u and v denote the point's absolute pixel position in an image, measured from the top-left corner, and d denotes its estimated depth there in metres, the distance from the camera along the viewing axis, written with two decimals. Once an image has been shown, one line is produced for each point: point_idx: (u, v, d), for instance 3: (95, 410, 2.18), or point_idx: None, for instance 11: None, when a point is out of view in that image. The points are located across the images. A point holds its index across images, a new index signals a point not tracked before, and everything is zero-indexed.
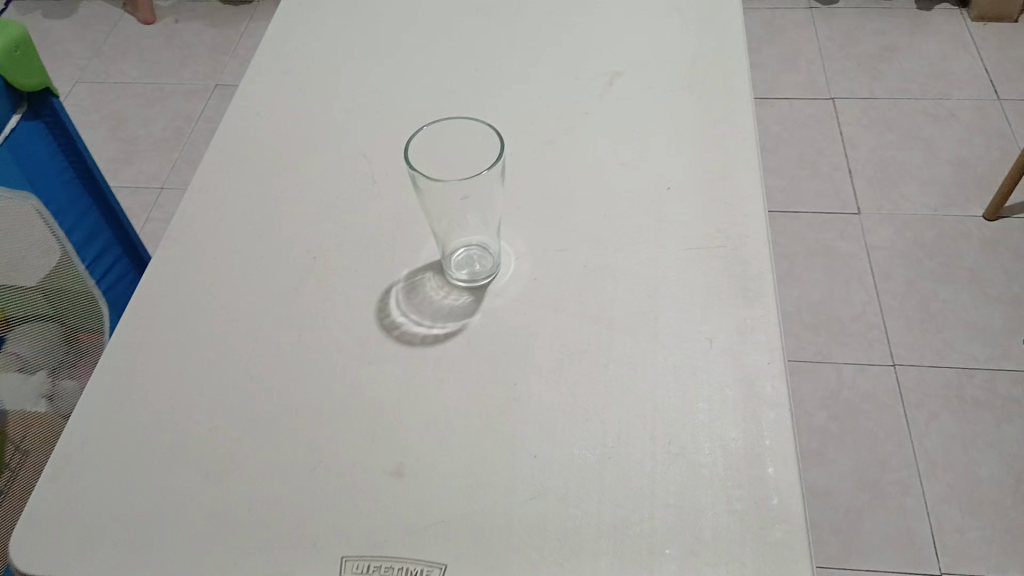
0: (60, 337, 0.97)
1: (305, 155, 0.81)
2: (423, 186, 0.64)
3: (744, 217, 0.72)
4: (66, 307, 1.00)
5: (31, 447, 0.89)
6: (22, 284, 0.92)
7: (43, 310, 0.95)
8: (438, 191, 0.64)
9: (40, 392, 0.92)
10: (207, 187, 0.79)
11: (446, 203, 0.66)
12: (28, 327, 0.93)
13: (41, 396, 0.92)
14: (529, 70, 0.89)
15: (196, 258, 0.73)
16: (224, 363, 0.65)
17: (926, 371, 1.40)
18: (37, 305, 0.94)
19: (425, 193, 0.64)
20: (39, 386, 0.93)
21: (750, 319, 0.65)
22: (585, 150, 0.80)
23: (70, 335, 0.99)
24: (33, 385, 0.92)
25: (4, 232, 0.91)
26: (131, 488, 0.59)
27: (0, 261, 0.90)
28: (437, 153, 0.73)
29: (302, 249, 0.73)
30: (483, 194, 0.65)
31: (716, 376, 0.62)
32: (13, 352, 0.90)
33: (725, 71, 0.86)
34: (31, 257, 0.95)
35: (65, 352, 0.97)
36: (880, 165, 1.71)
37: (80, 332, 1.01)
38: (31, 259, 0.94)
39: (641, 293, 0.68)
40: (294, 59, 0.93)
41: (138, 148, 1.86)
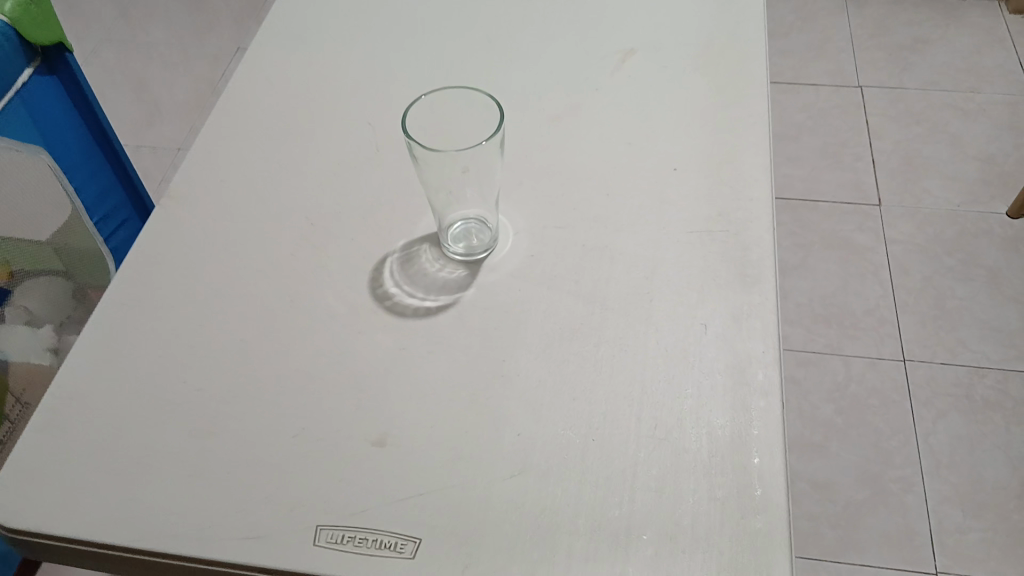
0: (69, 294, 0.98)
1: (311, 121, 0.81)
2: (420, 154, 0.62)
3: (748, 202, 0.71)
4: (79, 264, 1.01)
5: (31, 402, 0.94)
6: (33, 241, 0.94)
7: (54, 266, 0.97)
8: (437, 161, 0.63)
9: (44, 347, 0.95)
10: (211, 148, 0.79)
11: (443, 174, 0.65)
12: (36, 282, 0.95)
13: (47, 351, 0.95)
14: (540, 46, 0.88)
15: (195, 219, 0.73)
16: (217, 325, 0.65)
17: (936, 369, 1.38)
18: (46, 262, 0.96)
19: (422, 162, 0.63)
20: (44, 342, 0.95)
21: (746, 305, 0.64)
22: (592, 128, 0.79)
23: (80, 292, 1.00)
24: (39, 339, 0.95)
25: (20, 187, 0.92)
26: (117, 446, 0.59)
27: (13, 217, 0.91)
28: (437, 127, 0.72)
29: (301, 215, 0.73)
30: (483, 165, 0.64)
31: (707, 362, 0.61)
32: (22, 306, 0.93)
33: (740, 56, 0.85)
34: (46, 214, 0.95)
35: (75, 308, 0.99)
36: (904, 157, 1.68)
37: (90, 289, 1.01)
38: (45, 215, 0.95)
39: (637, 274, 0.67)
40: (308, 23, 0.92)
41: (159, 111, 1.87)
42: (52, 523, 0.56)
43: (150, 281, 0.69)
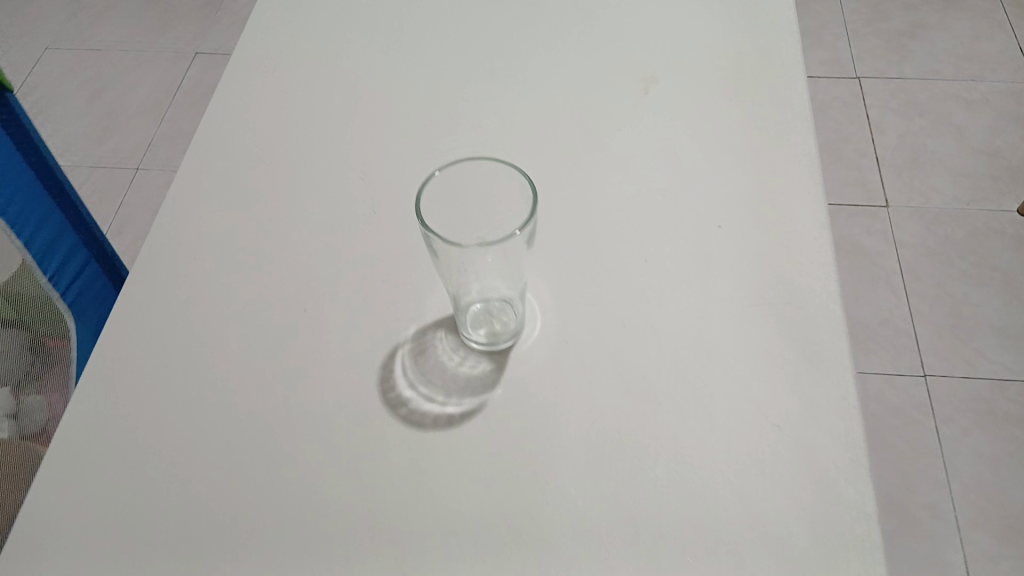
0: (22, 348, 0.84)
1: (293, 176, 0.71)
2: (439, 248, 0.51)
3: (806, 263, 0.61)
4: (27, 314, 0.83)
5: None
6: None
7: None
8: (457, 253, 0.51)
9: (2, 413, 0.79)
10: (184, 218, 0.69)
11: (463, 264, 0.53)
12: None
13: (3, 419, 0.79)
14: (550, 72, 0.77)
15: (174, 308, 0.63)
16: (204, 448, 0.56)
17: (957, 383, 1.30)
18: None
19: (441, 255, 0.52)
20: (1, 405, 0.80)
21: (822, 400, 0.55)
22: (616, 172, 0.68)
23: (34, 342, 0.86)
24: None
25: None
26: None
27: None
28: (451, 208, 0.58)
29: (290, 298, 0.63)
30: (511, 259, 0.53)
31: (785, 477, 0.53)
32: None
33: (778, 74, 0.74)
34: None
35: None
36: (908, 153, 1.60)
37: (48, 338, 0.88)
38: None
39: (689, 359, 0.57)
40: (286, 57, 0.82)
41: (115, 123, 1.72)
42: None
43: (124, 387, 0.60)
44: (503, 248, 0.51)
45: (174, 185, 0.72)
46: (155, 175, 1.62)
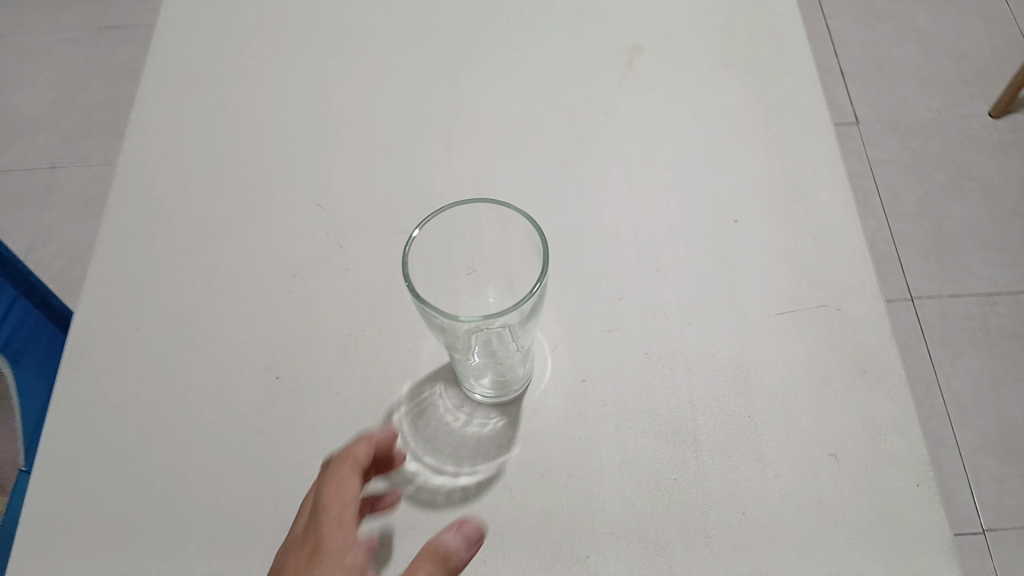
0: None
1: (240, 209, 0.61)
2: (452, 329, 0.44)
3: (840, 256, 0.55)
4: None
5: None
6: None
7: None
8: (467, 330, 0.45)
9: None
10: (116, 275, 0.59)
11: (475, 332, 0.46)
12: None
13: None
14: (518, 51, 0.67)
15: (117, 388, 0.54)
16: (181, 557, 0.48)
17: (947, 303, 1.26)
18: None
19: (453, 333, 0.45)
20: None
21: (880, 418, 0.49)
22: (613, 170, 0.60)
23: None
24: None
25: None
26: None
27: None
28: (437, 252, 0.50)
29: (260, 361, 0.54)
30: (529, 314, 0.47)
31: (853, 513, 0.47)
32: None
33: (776, 37, 0.66)
34: None
35: None
36: (874, 63, 1.53)
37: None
38: None
39: (728, 387, 0.51)
40: (208, 59, 0.70)
41: (12, 117, 1.51)
42: None
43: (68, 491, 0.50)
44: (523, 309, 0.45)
45: (99, 232, 0.61)
46: (72, 173, 1.44)
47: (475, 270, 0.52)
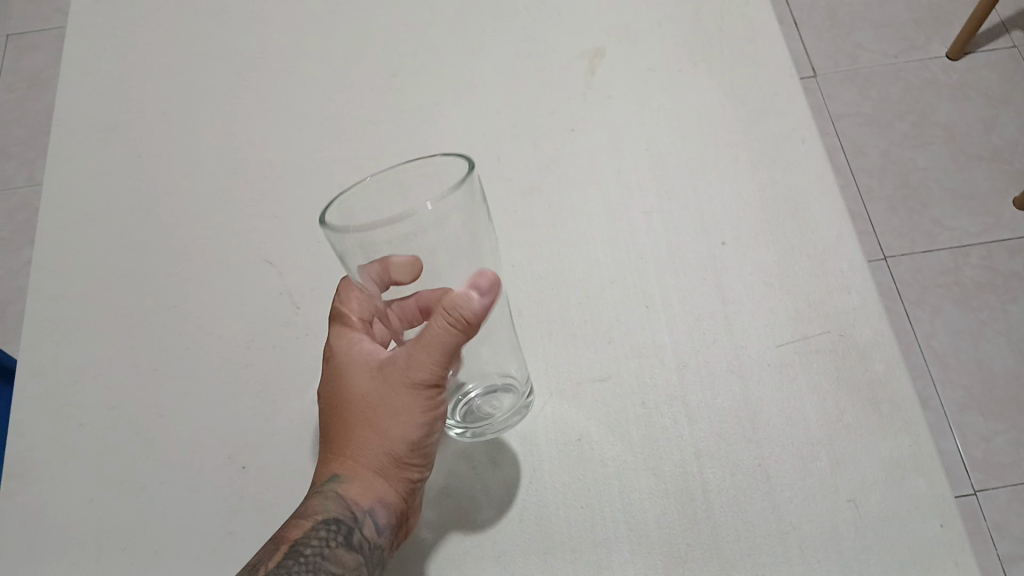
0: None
1: (177, 275, 0.55)
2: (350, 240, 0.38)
3: (838, 276, 0.51)
4: None
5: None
6: None
7: None
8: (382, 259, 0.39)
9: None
10: (42, 370, 0.53)
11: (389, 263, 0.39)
12: None
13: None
14: (469, 64, 0.62)
15: (54, 503, 0.48)
16: None
17: (919, 260, 1.26)
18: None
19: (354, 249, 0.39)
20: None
21: (901, 457, 0.45)
22: (587, 195, 0.56)
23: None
24: None
25: None
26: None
27: None
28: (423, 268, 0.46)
29: (217, 451, 0.49)
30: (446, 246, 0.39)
31: (884, 568, 0.43)
32: None
33: (744, 26, 0.61)
34: None
35: None
36: (827, 11, 1.50)
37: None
38: None
39: (735, 435, 0.47)
40: (122, 101, 0.63)
41: None
42: None
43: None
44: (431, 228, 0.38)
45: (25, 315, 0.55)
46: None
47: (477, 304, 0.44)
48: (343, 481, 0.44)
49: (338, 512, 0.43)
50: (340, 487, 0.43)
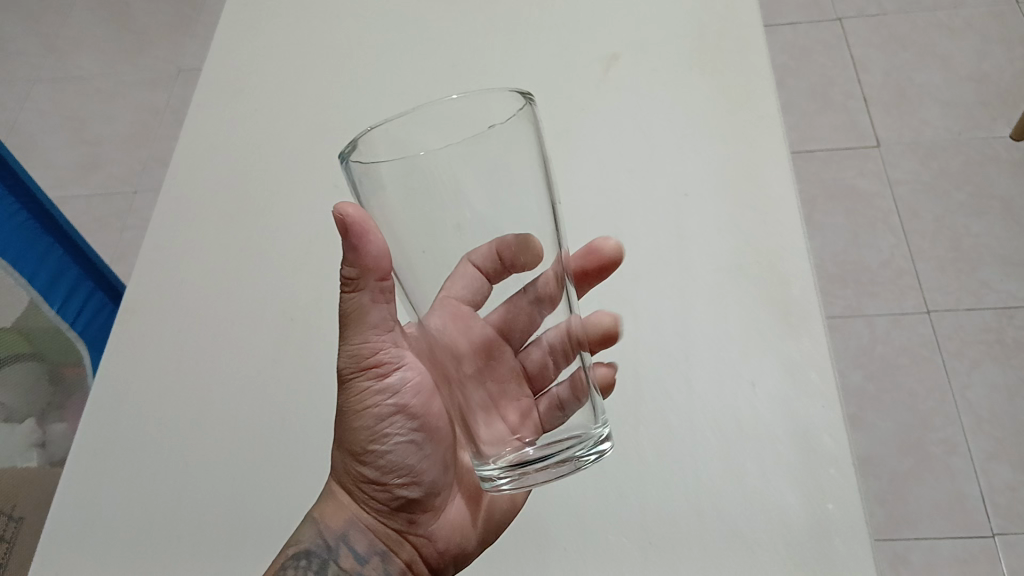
0: (44, 380, 0.95)
1: (269, 198, 0.74)
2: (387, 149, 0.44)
3: (777, 224, 0.62)
4: (53, 346, 0.98)
5: (27, 511, 0.87)
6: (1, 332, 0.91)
7: (21, 354, 0.93)
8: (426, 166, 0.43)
9: (32, 443, 0.91)
10: (168, 263, 0.73)
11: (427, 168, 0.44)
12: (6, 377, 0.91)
13: (33, 449, 0.91)
14: (512, 60, 0.78)
15: (157, 352, 0.68)
16: (203, 458, 0.63)
17: (962, 316, 1.31)
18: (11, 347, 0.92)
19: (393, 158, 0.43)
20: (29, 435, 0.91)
21: (797, 356, 0.56)
22: (586, 155, 0.70)
23: (54, 373, 0.97)
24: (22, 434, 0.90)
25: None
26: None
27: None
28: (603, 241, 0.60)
29: (277, 313, 0.68)
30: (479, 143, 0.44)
31: (765, 429, 0.54)
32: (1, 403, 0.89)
33: (739, 39, 0.74)
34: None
35: (50, 394, 0.95)
36: (896, 89, 1.60)
37: (64, 368, 0.98)
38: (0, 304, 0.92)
39: (668, 331, 0.59)
40: (248, 77, 0.84)
41: (107, 151, 1.72)
42: None
43: (128, 432, 0.65)
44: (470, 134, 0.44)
45: (158, 209, 0.76)
46: (151, 197, 1.63)
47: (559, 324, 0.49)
48: (317, 511, 0.58)
49: (309, 541, 0.56)
50: (315, 515, 0.58)
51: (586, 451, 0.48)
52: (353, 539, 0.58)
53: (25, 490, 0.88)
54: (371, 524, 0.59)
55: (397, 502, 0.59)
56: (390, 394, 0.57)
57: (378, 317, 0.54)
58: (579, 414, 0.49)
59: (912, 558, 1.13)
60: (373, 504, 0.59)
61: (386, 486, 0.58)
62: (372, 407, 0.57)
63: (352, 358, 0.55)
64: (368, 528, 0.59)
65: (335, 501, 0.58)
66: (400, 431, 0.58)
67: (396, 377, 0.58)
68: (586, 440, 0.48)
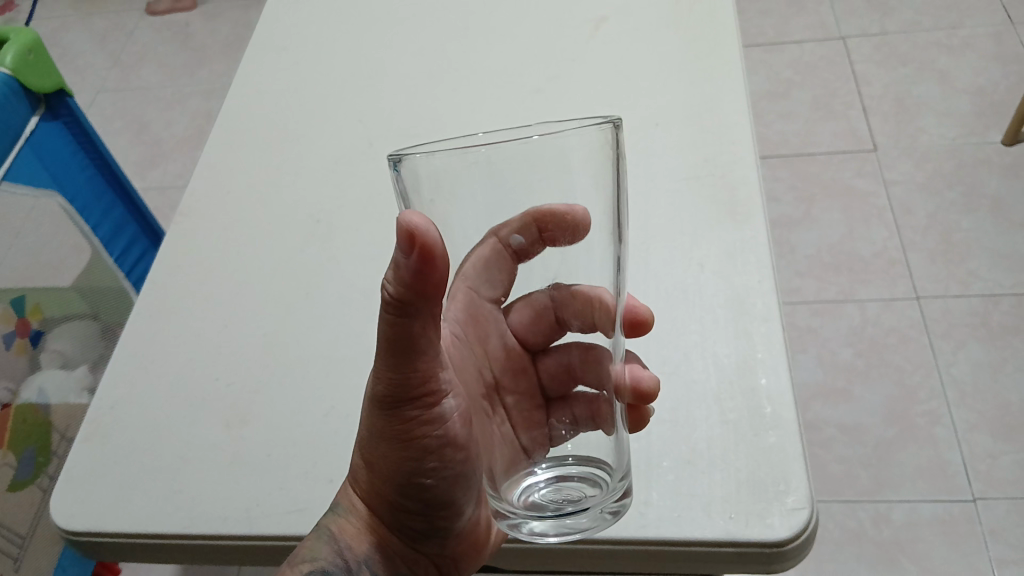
0: (99, 333, 1.07)
1: (301, 127, 0.85)
2: (434, 166, 0.45)
3: (731, 145, 0.72)
4: (104, 304, 1.10)
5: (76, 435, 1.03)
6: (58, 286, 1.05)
7: (80, 308, 1.07)
8: (467, 183, 0.45)
9: (82, 385, 1.04)
10: (214, 175, 0.82)
11: (467, 182, 0.45)
12: (63, 326, 1.05)
13: (84, 390, 1.04)
14: (515, 23, 0.90)
15: (203, 240, 0.77)
16: (238, 321, 0.70)
17: (951, 302, 1.39)
18: (72, 305, 1.06)
19: (439, 174, 0.45)
20: (81, 380, 1.04)
21: (739, 242, 0.65)
22: (573, 95, 0.81)
23: (108, 329, 1.09)
24: (75, 380, 1.03)
25: (54, 250, 1.05)
26: (182, 455, 0.63)
27: (56, 270, 1.05)
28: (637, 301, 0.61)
29: (305, 213, 0.77)
30: (521, 167, 0.45)
31: (708, 297, 0.62)
32: (55, 350, 1.03)
33: (710, 7, 0.85)
34: (68, 259, 1.07)
35: (105, 346, 1.07)
36: (895, 100, 1.70)
37: (118, 326, 1.10)
38: (68, 260, 1.07)
39: (633, 225, 0.69)
40: (289, 34, 0.95)
41: (163, 150, 1.89)
42: (112, 524, 0.60)
43: (168, 297, 0.73)
44: (513, 161, 0.45)
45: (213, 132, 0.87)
46: None
47: (591, 259, 0.49)
48: (338, 528, 0.58)
49: (326, 559, 0.56)
50: (333, 531, 0.57)
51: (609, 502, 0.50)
52: (371, 561, 0.60)
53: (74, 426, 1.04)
54: (385, 537, 0.61)
55: (419, 524, 0.60)
56: (434, 424, 0.55)
57: (432, 346, 0.50)
58: (603, 449, 0.51)
59: (894, 516, 1.19)
60: (397, 523, 0.60)
61: (413, 505, 0.59)
62: (418, 434, 0.55)
63: (402, 383, 0.52)
64: (387, 548, 0.61)
65: (357, 521, 0.59)
66: (440, 464, 0.57)
67: (445, 408, 0.55)
68: (608, 487, 0.50)
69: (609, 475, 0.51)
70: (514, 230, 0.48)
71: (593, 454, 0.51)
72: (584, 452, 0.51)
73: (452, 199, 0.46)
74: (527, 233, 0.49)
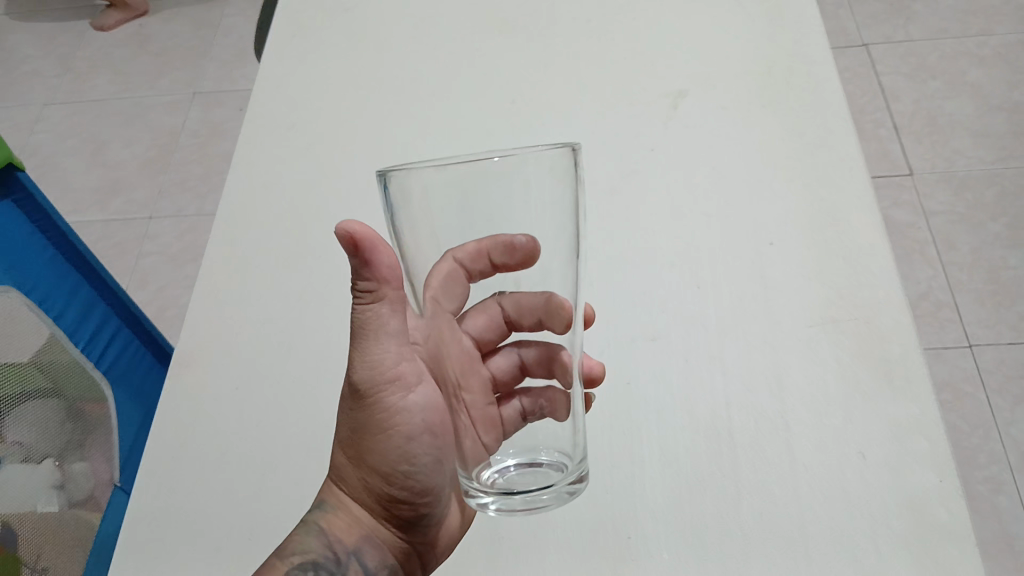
0: (61, 414, 0.82)
1: (323, 237, 0.70)
2: (419, 182, 0.40)
3: (871, 277, 0.59)
4: (65, 378, 0.84)
5: (52, 563, 0.74)
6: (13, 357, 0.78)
7: (40, 383, 0.80)
8: (451, 202, 0.40)
9: (49, 484, 0.77)
10: (224, 307, 0.67)
11: (452, 200, 0.40)
12: (23, 407, 0.77)
13: (52, 490, 0.77)
14: (573, 95, 0.75)
15: (212, 403, 0.62)
16: (266, 526, 0.56)
17: (1005, 350, 1.29)
18: (30, 382, 0.79)
19: (425, 190, 0.40)
20: (48, 478, 0.78)
21: (904, 420, 0.53)
22: (657, 195, 0.67)
23: (70, 408, 0.83)
24: (41, 479, 0.77)
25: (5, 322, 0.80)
26: None
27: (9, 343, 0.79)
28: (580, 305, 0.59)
29: (338, 356, 0.63)
30: (507, 188, 0.40)
31: (877, 505, 0.50)
32: (14, 441, 0.75)
33: (811, 82, 0.71)
34: (20, 334, 0.81)
35: (71, 430, 0.82)
36: (927, 118, 1.58)
37: (83, 403, 0.85)
38: (21, 334, 0.81)
39: (761, 388, 0.56)
40: (297, 107, 0.80)
41: (123, 173, 1.69)
42: None
43: (174, 489, 0.59)
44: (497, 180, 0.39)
45: (213, 244, 0.71)
46: (168, 222, 1.58)
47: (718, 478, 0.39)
48: (326, 523, 0.53)
49: (317, 552, 0.51)
50: (322, 526, 0.53)
51: (570, 479, 0.44)
52: (363, 555, 0.53)
53: (50, 552, 0.74)
54: (385, 543, 0.55)
55: (408, 515, 0.55)
56: (409, 410, 0.53)
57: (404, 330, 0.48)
58: (564, 436, 0.45)
59: None
60: (386, 518, 0.55)
61: (411, 503, 0.54)
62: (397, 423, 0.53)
63: (368, 369, 0.50)
64: (378, 540, 0.55)
65: (349, 517, 0.54)
66: (421, 448, 0.54)
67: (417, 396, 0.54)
68: (568, 469, 0.44)
69: (569, 457, 0.45)
70: (469, 254, 0.43)
71: (556, 437, 0.45)
72: (546, 437, 0.46)
73: (425, 211, 0.40)
74: (480, 262, 0.44)
